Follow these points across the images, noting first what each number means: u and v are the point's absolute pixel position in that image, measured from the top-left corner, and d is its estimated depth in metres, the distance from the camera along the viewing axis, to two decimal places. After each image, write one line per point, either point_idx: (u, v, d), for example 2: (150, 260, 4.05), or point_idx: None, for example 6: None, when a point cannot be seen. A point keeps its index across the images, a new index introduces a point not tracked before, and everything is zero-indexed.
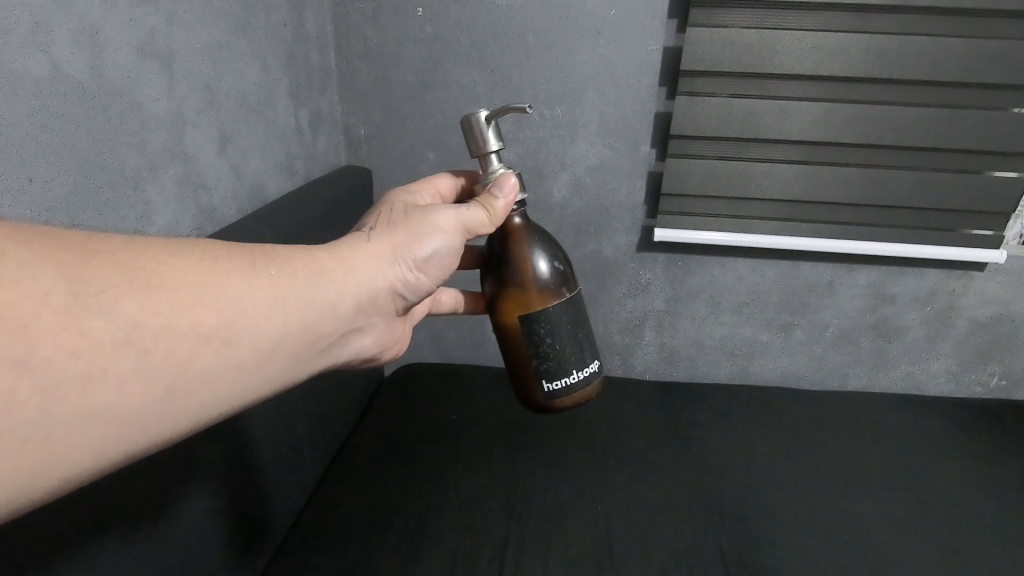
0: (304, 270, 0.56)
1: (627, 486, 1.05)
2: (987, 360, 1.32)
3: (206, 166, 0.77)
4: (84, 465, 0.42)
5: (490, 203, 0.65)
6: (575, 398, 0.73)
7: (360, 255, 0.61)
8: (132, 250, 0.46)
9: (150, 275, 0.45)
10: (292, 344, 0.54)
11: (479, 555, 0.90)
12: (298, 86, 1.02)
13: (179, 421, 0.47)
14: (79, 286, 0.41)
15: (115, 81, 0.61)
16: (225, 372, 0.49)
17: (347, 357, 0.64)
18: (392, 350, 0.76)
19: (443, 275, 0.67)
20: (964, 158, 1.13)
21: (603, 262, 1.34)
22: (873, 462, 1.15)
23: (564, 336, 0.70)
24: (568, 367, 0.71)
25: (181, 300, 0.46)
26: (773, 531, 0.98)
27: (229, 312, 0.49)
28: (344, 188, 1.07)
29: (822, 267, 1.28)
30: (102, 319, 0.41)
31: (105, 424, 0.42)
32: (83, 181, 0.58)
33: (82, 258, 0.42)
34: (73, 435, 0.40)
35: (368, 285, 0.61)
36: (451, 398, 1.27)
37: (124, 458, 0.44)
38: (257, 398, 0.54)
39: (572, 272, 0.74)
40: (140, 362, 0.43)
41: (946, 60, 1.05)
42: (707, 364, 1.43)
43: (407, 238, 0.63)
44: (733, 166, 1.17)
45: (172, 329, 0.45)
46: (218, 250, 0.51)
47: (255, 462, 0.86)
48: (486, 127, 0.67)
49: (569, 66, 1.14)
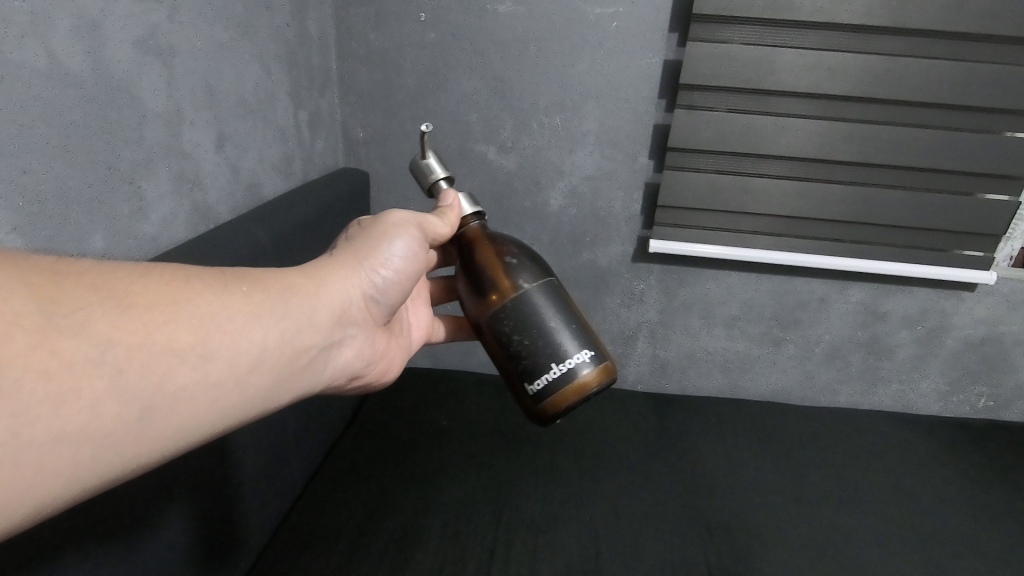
0: (277, 286, 0.57)
1: (613, 495, 1.01)
2: (976, 381, 1.32)
3: (203, 163, 0.82)
4: (54, 493, 0.40)
5: (443, 213, 0.71)
6: (568, 395, 0.65)
7: (328, 269, 0.64)
8: (102, 273, 0.46)
9: (121, 295, 0.45)
10: (271, 360, 0.55)
11: (466, 562, 0.87)
12: (298, 88, 1.07)
13: (158, 444, 0.46)
14: (50, 305, 0.41)
15: (114, 75, 0.65)
16: (204, 390, 0.48)
17: (330, 374, 0.65)
18: (379, 367, 0.78)
19: (410, 276, 0.70)
20: (958, 181, 1.11)
21: (595, 271, 1.31)
22: (867, 477, 1.11)
23: (532, 329, 0.65)
24: (543, 361, 0.64)
25: (154, 318, 0.46)
26: (764, 543, 0.93)
27: (204, 329, 0.49)
28: (337, 190, 1.10)
29: (815, 283, 1.26)
30: (73, 339, 0.41)
31: (78, 447, 0.40)
32: (77, 173, 0.62)
33: (52, 280, 0.42)
34: (46, 459, 0.39)
35: (339, 295, 0.63)
36: (439, 405, 1.27)
37: (99, 484, 0.43)
38: (241, 420, 0.53)
39: (537, 264, 0.70)
40: (115, 381, 0.42)
41: (943, 82, 1.02)
42: (699, 377, 1.41)
43: (367, 245, 0.67)
44: (730, 179, 1.14)
45: (146, 348, 0.45)
46: (189, 271, 0.52)
47: (243, 468, 0.84)
48: (427, 158, 0.75)
49: (566, 74, 1.14)
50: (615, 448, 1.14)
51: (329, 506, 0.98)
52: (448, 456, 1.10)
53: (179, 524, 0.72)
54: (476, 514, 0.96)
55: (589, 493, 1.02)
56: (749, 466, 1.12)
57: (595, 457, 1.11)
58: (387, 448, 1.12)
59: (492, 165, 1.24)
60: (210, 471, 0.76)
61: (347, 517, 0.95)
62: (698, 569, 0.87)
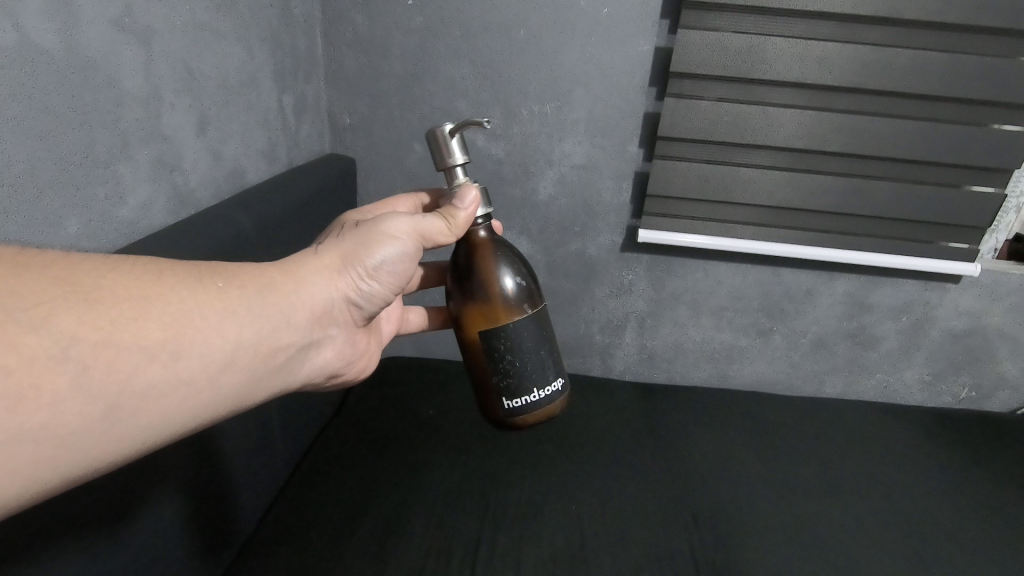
0: (254, 284, 0.56)
1: (599, 485, 1.01)
2: (959, 371, 1.34)
3: (183, 147, 0.80)
4: (11, 493, 0.39)
5: (453, 214, 0.67)
6: (536, 416, 0.71)
7: (310, 268, 0.62)
8: (68, 266, 0.45)
9: (89, 290, 0.44)
10: (246, 357, 0.54)
11: (452, 550, 0.87)
12: (282, 72, 1.05)
13: (125, 442, 0.45)
14: (12, 300, 0.39)
15: (87, 55, 0.63)
16: (173, 389, 0.48)
17: (305, 372, 0.65)
18: (357, 364, 0.78)
19: (399, 284, 0.68)
20: (944, 173, 1.11)
21: (584, 260, 1.31)
22: (850, 466, 1.12)
23: (524, 354, 0.68)
24: (529, 384, 0.68)
25: (123, 314, 0.45)
26: (747, 531, 0.94)
27: (174, 325, 0.48)
28: (323, 176, 1.09)
29: (802, 274, 1.26)
30: (36, 335, 0.40)
31: (39, 445, 0.39)
32: (50, 156, 0.60)
33: (15, 273, 0.41)
34: (4, 456, 0.38)
35: (319, 296, 0.62)
36: (425, 394, 1.27)
37: (61, 483, 0.42)
38: (212, 418, 0.52)
39: (538, 289, 0.73)
40: (79, 378, 0.41)
41: (931, 73, 1.02)
42: (686, 367, 1.41)
43: (355, 248, 0.64)
44: (720, 169, 1.14)
45: (112, 344, 0.44)
46: (163, 266, 0.50)
47: (227, 457, 0.83)
48: (451, 139, 0.68)
49: (556, 61, 1.13)
50: (602, 437, 1.14)
51: (313, 495, 0.97)
52: (434, 446, 1.09)
53: (161, 517, 0.71)
54: (461, 503, 0.96)
55: (575, 482, 1.02)
56: (735, 456, 1.12)
57: (582, 447, 1.11)
58: (373, 437, 1.12)
59: (480, 153, 1.23)
60: (192, 461, 0.75)
61: (331, 507, 0.94)
62: (682, 557, 0.88)
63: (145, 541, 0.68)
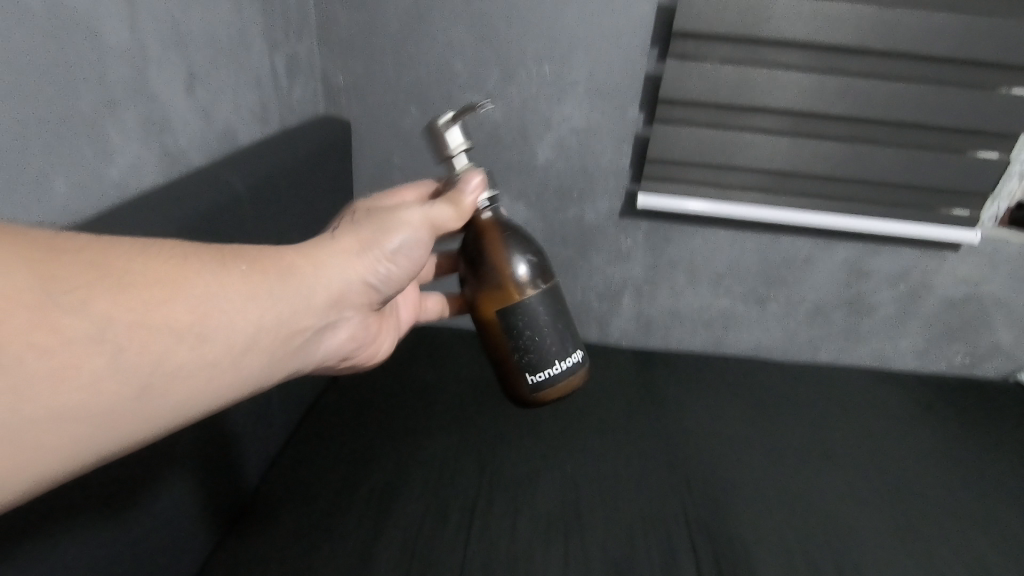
0: (275, 265, 0.56)
1: (595, 449, 1.03)
2: (953, 339, 1.35)
3: (172, 107, 0.78)
4: (56, 465, 0.43)
5: (456, 197, 0.66)
6: (562, 391, 0.70)
7: (327, 249, 0.61)
8: (105, 250, 0.47)
9: (120, 271, 0.46)
10: (271, 341, 0.55)
11: (450, 509, 0.89)
12: (273, 30, 1.02)
13: (157, 418, 0.48)
14: (49, 283, 0.42)
15: (70, 10, 0.61)
16: (201, 370, 0.50)
17: (325, 352, 0.66)
18: (371, 350, 0.78)
19: (415, 270, 0.66)
20: (947, 138, 1.09)
21: (582, 227, 1.30)
22: (842, 432, 1.13)
23: (542, 326, 0.68)
24: (550, 358, 0.68)
25: (153, 297, 0.47)
26: (740, 494, 0.96)
27: (201, 308, 0.49)
28: (317, 139, 1.06)
29: (802, 241, 1.26)
30: (73, 316, 0.42)
31: (77, 420, 0.43)
32: (35, 114, 0.59)
33: (55, 253, 0.43)
34: (45, 431, 0.42)
35: (339, 280, 0.61)
36: (422, 359, 1.27)
37: (100, 453, 0.46)
38: (240, 396, 0.55)
39: (548, 262, 0.72)
40: (115, 358, 0.44)
41: (940, 34, 1.00)
42: (683, 334, 1.41)
43: (374, 233, 0.63)
44: (721, 133, 1.12)
45: (145, 326, 0.46)
46: (189, 244, 0.51)
47: (229, 420, 0.83)
48: (447, 127, 0.69)
49: (556, 21, 1.10)
50: (599, 402, 1.15)
51: (316, 458, 0.98)
52: (432, 410, 1.10)
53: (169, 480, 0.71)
54: (459, 465, 0.97)
55: (570, 446, 1.03)
56: (730, 422, 1.13)
57: (579, 412, 1.12)
58: (372, 402, 1.12)
59: (478, 116, 1.20)
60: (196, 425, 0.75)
61: (333, 469, 0.96)
62: (675, 519, 0.90)
63: (155, 503, 0.69)
